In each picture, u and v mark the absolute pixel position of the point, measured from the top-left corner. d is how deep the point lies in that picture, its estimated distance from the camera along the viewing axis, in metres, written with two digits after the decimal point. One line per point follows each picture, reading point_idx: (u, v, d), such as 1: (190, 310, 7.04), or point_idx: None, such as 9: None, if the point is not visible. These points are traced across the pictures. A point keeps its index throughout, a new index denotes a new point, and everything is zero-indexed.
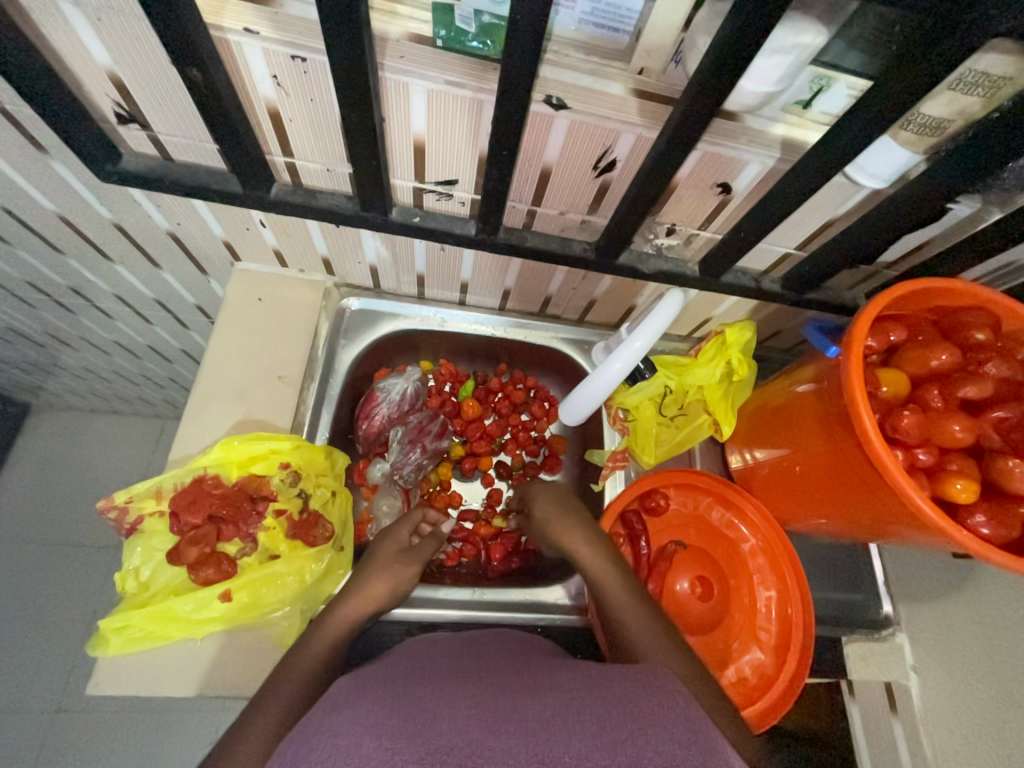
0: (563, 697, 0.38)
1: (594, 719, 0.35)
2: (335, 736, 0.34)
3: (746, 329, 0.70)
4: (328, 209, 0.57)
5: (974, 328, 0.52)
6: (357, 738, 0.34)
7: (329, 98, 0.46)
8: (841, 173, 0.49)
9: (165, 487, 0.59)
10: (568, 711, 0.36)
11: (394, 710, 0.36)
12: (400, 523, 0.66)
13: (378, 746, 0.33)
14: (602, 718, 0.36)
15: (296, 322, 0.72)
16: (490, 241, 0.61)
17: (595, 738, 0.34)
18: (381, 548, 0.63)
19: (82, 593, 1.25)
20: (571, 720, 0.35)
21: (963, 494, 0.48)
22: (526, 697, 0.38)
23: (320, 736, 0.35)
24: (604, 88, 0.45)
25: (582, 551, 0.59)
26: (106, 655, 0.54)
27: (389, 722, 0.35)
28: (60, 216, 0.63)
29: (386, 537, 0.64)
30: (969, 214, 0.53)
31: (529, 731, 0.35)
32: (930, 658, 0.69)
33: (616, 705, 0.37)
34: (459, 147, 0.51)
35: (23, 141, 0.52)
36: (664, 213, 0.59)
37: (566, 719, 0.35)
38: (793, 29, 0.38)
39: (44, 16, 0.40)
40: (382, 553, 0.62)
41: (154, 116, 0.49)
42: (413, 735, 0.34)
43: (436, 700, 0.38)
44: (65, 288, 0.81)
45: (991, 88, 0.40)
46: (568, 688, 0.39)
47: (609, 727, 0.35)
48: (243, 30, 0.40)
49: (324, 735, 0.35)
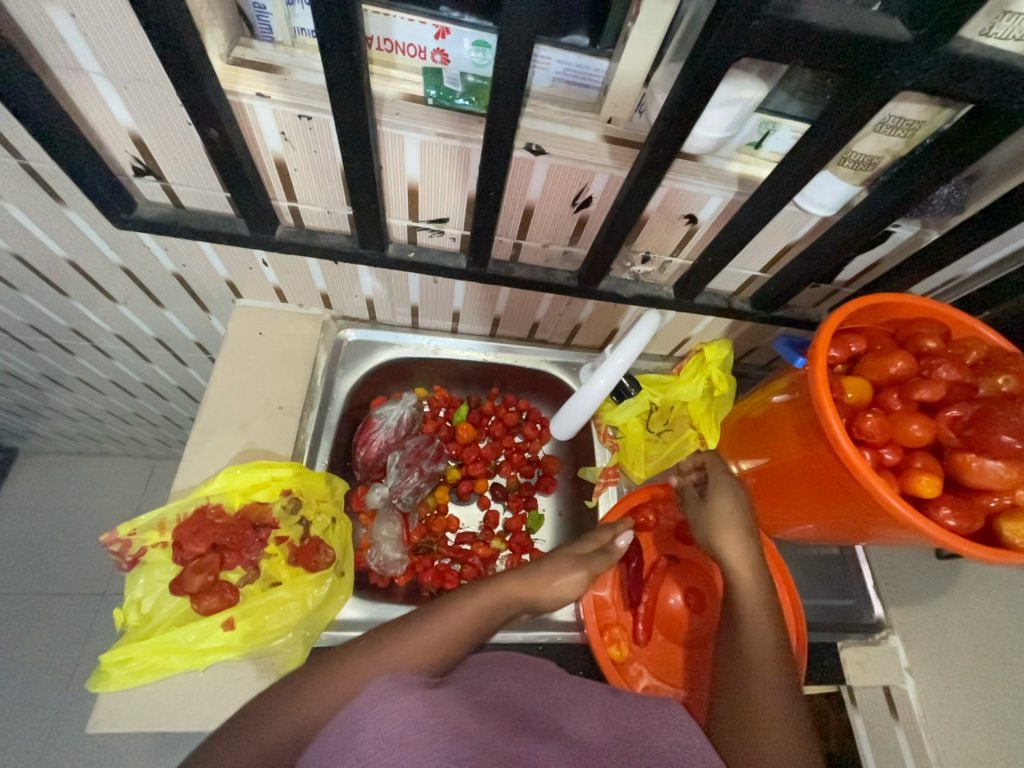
0: (575, 729, 0.39)
1: (609, 753, 0.37)
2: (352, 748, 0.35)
3: (723, 346, 0.75)
4: (329, 247, 0.61)
5: (927, 337, 0.57)
6: None
7: (332, 150, 0.51)
8: (792, 203, 0.55)
9: (168, 518, 0.60)
10: (582, 742, 0.37)
11: None
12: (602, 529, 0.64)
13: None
14: (619, 750, 0.37)
15: (296, 354, 0.75)
16: (480, 273, 0.65)
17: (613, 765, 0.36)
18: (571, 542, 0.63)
19: (64, 644, 1.20)
20: (587, 750, 0.37)
21: (929, 488, 0.51)
22: (537, 719, 0.39)
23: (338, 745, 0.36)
24: (578, 135, 0.51)
25: (755, 611, 0.58)
26: (106, 691, 0.54)
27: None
28: (69, 261, 0.67)
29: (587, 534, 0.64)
30: (910, 237, 0.59)
31: (544, 757, 0.36)
32: (923, 660, 0.71)
33: (633, 739, 0.38)
34: (449, 189, 0.56)
35: (42, 194, 0.56)
36: (638, 243, 0.64)
37: (583, 749, 0.37)
38: (738, 85, 0.43)
39: (75, 85, 0.45)
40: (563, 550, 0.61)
41: (168, 168, 0.53)
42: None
43: (446, 715, 0.38)
44: (66, 330, 0.83)
45: (908, 130, 0.46)
46: (584, 719, 0.40)
47: (622, 761, 0.36)
48: (255, 95, 0.45)
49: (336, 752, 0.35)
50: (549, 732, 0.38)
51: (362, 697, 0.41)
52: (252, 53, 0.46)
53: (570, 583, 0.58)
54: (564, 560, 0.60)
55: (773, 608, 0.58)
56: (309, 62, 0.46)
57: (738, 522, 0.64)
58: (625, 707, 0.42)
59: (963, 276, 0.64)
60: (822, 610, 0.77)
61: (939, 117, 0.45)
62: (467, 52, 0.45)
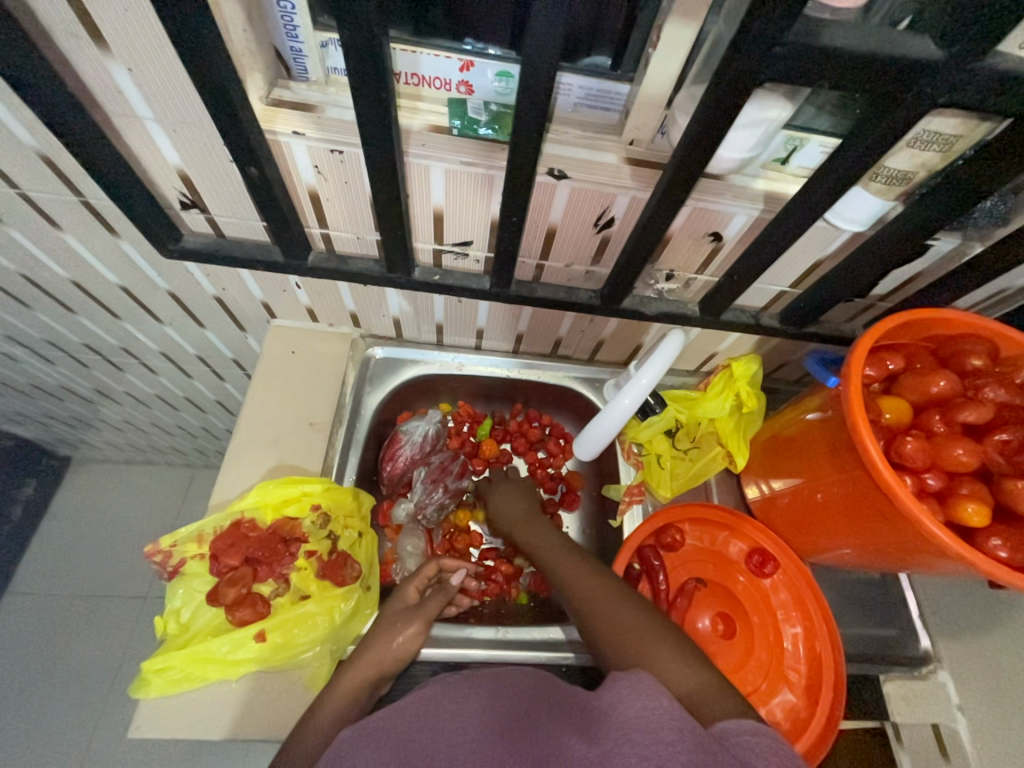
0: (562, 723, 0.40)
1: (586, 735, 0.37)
2: None
3: (751, 362, 0.73)
4: (358, 271, 0.64)
5: (971, 355, 0.54)
6: None
7: (361, 180, 0.53)
8: (822, 219, 0.54)
9: (206, 531, 0.63)
10: (561, 732, 0.38)
11: None
12: (405, 581, 0.65)
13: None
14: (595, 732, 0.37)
15: (326, 372, 0.78)
16: (503, 294, 0.66)
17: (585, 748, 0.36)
18: (388, 606, 0.64)
19: (109, 644, 1.27)
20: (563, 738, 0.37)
21: (976, 518, 0.48)
22: (533, 727, 0.40)
23: None
24: (600, 158, 0.51)
25: (521, 531, 0.71)
26: (147, 697, 0.56)
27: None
28: (121, 286, 0.71)
29: (393, 595, 0.65)
30: (952, 248, 0.57)
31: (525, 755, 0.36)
32: (977, 697, 0.66)
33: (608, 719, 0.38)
34: (473, 213, 0.58)
35: (99, 227, 0.60)
36: (662, 261, 0.64)
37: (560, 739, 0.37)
38: (762, 106, 0.43)
39: (131, 130, 0.48)
40: (389, 614, 0.62)
41: (211, 201, 0.57)
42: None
43: (452, 748, 0.39)
44: (117, 349, 0.89)
45: (946, 144, 0.44)
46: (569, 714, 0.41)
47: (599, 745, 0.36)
48: (292, 132, 0.48)
49: None
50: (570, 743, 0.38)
51: (351, 735, 0.42)
52: (289, 94, 0.49)
53: (407, 640, 0.59)
54: (393, 623, 0.61)
55: (539, 519, 0.71)
56: (341, 99, 0.49)
57: (508, 501, 0.76)
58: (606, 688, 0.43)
59: (1010, 290, 0.60)
60: (863, 640, 0.73)
61: (976, 130, 0.43)
62: (490, 83, 0.46)
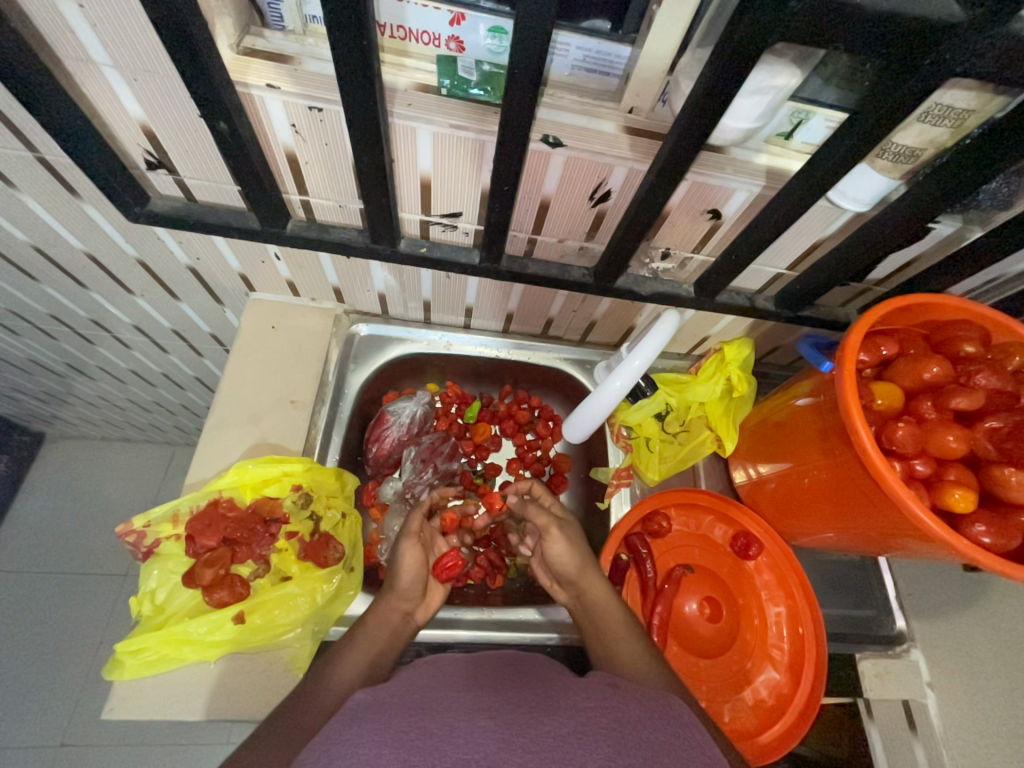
0: (580, 717, 0.38)
1: (610, 741, 0.35)
2: (355, 747, 0.34)
3: (744, 345, 0.72)
4: (340, 241, 0.60)
5: (964, 341, 0.54)
6: (374, 750, 0.33)
7: (343, 142, 0.49)
8: (824, 198, 0.52)
9: (181, 511, 0.61)
10: (585, 731, 0.36)
11: (411, 725, 0.36)
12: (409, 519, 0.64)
13: (394, 758, 0.33)
14: (619, 742, 0.36)
15: (308, 348, 0.75)
16: (493, 269, 0.64)
17: (602, 752, 0.35)
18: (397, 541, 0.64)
19: (88, 622, 1.25)
20: (587, 740, 0.35)
21: (961, 503, 0.49)
22: (544, 711, 0.38)
23: (339, 747, 0.34)
24: (597, 126, 0.48)
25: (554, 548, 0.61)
26: (121, 679, 0.55)
27: (406, 736, 0.35)
28: (87, 254, 0.67)
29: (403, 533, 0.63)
30: (951, 233, 0.55)
31: (545, 748, 0.34)
32: (946, 673, 0.68)
33: (632, 731, 0.37)
34: (462, 182, 0.55)
35: (58, 187, 0.56)
36: (658, 238, 0.62)
37: (583, 739, 0.35)
38: (770, 72, 0.40)
39: (86, 77, 0.44)
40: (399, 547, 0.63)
41: (179, 161, 0.53)
42: (429, 752, 0.33)
43: (453, 713, 0.38)
44: (86, 321, 0.85)
45: (957, 119, 0.43)
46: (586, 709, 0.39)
47: (624, 754, 0.35)
48: (265, 86, 0.44)
49: (344, 746, 0.34)
50: (552, 716, 0.38)
51: (362, 699, 0.40)
52: (262, 43, 0.45)
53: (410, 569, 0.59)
54: (395, 553, 0.61)
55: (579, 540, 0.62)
56: (319, 51, 0.45)
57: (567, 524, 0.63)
58: (625, 698, 0.41)
59: (1006, 276, 0.60)
60: (841, 620, 0.75)
61: (991, 105, 0.41)
62: (483, 39, 0.43)
